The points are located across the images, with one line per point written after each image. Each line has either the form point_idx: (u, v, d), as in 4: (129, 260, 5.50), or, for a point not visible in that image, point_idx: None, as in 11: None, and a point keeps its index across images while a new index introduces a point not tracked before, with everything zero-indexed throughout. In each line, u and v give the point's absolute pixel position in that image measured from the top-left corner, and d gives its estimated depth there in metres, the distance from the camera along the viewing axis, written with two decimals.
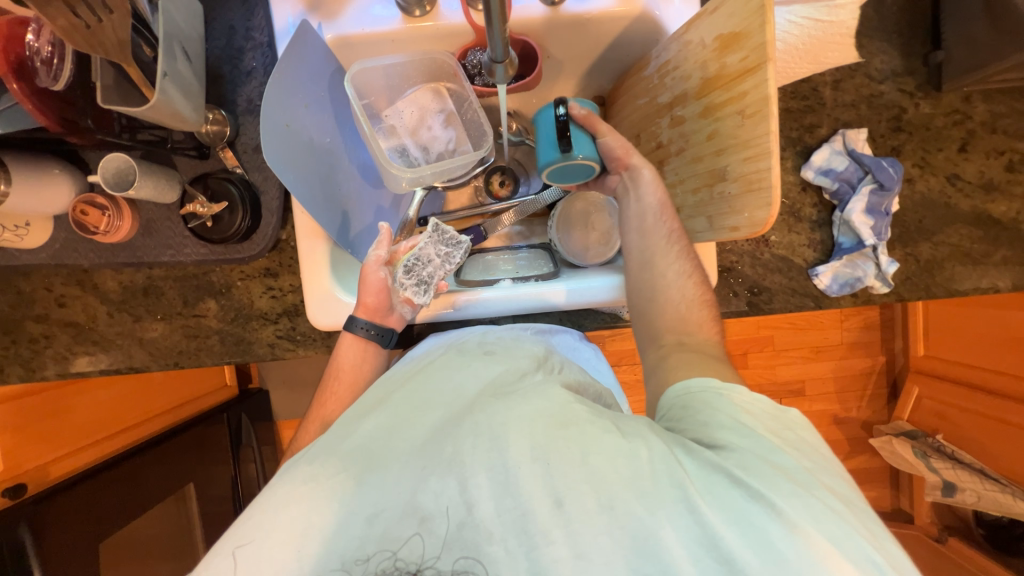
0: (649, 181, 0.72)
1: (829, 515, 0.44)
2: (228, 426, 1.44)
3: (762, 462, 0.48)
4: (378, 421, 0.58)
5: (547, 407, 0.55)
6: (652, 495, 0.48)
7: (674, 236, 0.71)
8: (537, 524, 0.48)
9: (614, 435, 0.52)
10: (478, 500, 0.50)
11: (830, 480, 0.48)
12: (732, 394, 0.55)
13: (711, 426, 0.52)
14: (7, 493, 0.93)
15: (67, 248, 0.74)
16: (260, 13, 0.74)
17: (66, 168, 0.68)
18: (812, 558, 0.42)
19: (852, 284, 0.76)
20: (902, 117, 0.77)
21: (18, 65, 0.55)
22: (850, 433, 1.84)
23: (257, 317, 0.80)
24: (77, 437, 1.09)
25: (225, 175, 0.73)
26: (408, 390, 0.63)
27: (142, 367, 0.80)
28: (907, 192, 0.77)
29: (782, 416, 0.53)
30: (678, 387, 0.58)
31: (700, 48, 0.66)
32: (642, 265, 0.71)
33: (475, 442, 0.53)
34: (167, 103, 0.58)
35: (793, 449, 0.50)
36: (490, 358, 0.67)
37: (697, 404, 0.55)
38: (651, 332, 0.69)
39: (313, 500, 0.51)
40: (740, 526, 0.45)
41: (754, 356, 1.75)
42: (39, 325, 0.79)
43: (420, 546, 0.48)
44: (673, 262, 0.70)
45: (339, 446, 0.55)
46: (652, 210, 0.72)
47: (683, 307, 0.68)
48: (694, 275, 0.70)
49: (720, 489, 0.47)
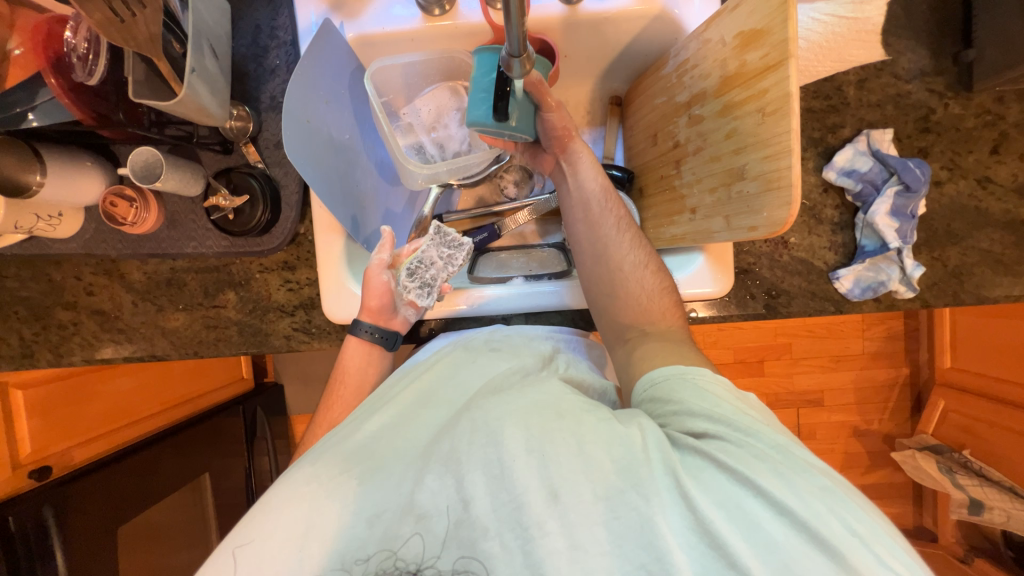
0: (590, 172, 0.74)
1: (813, 493, 0.45)
2: (243, 419, 1.47)
3: (746, 447, 0.49)
4: (381, 421, 0.58)
5: (543, 400, 0.56)
6: (644, 482, 0.48)
7: (622, 223, 0.73)
8: (531, 517, 0.48)
9: (609, 420, 0.53)
10: (474, 497, 0.49)
11: (806, 455, 0.50)
12: (694, 377, 0.57)
13: (683, 416, 0.53)
14: (33, 476, 0.97)
15: (97, 239, 0.77)
16: (284, 13, 0.76)
17: (97, 161, 0.71)
18: (796, 537, 0.44)
19: (874, 288, 0.74)
20: (930, 118, 0.75)
21: (55, 62, 0.59)
22: (871, 446, 1.78)
23: (274, 309, 0.81)
24: (100, 424, 1.12)
25: (248, 170, 0.75)
26: (411, 389, 0.62)
27: (163, 356, 0.83)
28: (935, 195, 0.75)
29: (741, 399, 0.56)
30: (644, 381, 0.60)
31: (720, 46, 0.65)
32: (597, 258, 0.72)
33: (471, 438, 0.53)
34: (194, 97, 0.59)
35: (768, 428, 0.51)
36: (496, 354, 0.67)
37: (662, 395, 0.57)
38: (616, 327, 0.70)
39: (314, 498, 0.51)
40: (731, 516, 0.46)
41: (771, 364, 1.72)
42: (68, 313, 0.82)
43: (419, 545, 0.48)
44: (628, 251, 0.71)
45: (338, 448, 0.55)
46: (594, 197, 0.74)
47: (642, 298, 0.69)
48: (651, 264, 0.71)
49: (708, 477, 0.48)
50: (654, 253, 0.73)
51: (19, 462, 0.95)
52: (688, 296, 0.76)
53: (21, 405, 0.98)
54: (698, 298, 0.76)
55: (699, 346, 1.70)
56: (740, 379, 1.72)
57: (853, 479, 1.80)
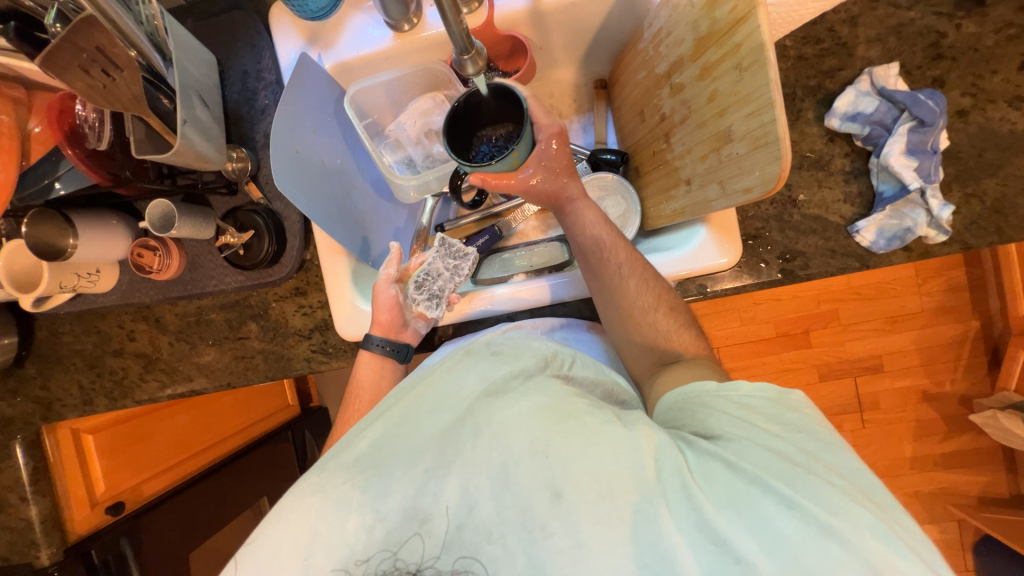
0: (588, 220, 0.74)
1: (832, 491, 0.45)
2: (294, 443, 1.52)
3: (763, 450, 0.48)
4: (383, 427, 0.58)
5: (547, 402, 0.56)
6: (651, 489, 0.48)
7: (624, 268, 0.70)
8: (536, 518, 0.49)
9: (611, 423, 0.53)
10: (478, 502, 0.52)
11: (833, 458, 0.48)
12: (730, 392, 0.56)
13: (709, 423, 0.53)
14: (109, 512, 1.06)
15: (133, 288, 0.84)
16: (267, 54, 0.80)
17: (121, 218, 0.78)
18: (808, 529, 0.43)
19: (902, 237, 0.67)
20: (941, 43, 0.68)
21: (70, 133, 0.65)
22: (946, 410, 1.63)
23: (293, 334, 0.85)
24: (158, 462, 1.19)
25: (251, 207, 0.79)
26: (412, 394, 0.61)
27: (201, 389, 0.89)
28: (959, 126, 0.68)
29: (782, 400, 0.54)
30: (677, 392, 0.60)
31: (689, 9, 0.63)
32: (608, 308, 0.71)
33: (475, 443, 0.54)
34: (189, 146, 0.64)
35: (794, 434, 0.50)
36: (495, 359, 0.64)
37: (693, 406, 0.57)
38: (640, 364, 0.70)
39: (320, 508, 0.52)
40: (736, 509, 0.46)
41: (817, 333, 1.61)
42: (117, 359, 0.90)
43: (420, 546, 0.51)
44: (636, 295, 0.69)
45: (343, 457, 0.57)
46: (589, 249, 0.73)
47: (658, 338, 0.69)
48: (664, 304, 0.69)
49: (720, 477, 0.48)
50: (666, 288, 0.71)
51: (96, 498, 1.05)
52: (698, 271, 0.72)
53: (93, 447, 1.06)
54: (709, 271, 0.72)
55: (736, 322, 1.62)
56: (785, 353, 1.62)
57: (929, 449, 1.64)
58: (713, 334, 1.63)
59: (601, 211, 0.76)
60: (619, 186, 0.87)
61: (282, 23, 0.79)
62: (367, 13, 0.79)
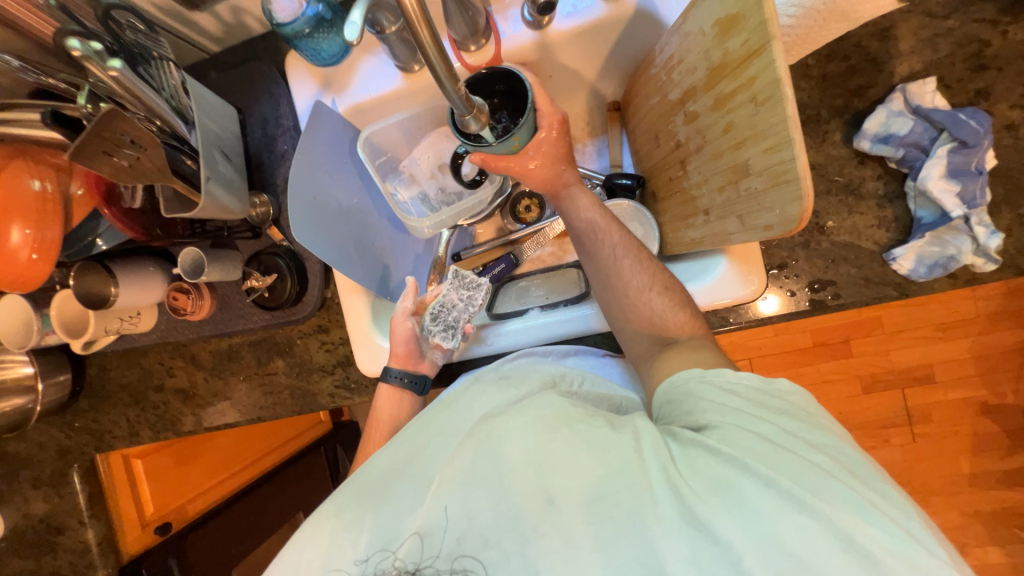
0: (582, 203, 0.72)
1: (809, 470, 0.43)
2: (326, 459, 1.54)
3: (742, 432, 0.47)
4: (395, 449, 0.61)
5: (544, 414, 0.54)
6: (636, 480, 0.47)
7: (619, 249, 0.69)
8: (528, 521, 0.48)
9: (602, 427, 0.52)
10: (475, 511, 0.50)
11: (816, 437, 0.47)
12: (716, 378, 0.54)
13: (696, 412, 0.51)
14: (158, 531, 1.15)
15: (170, 328, 0.89)
16: (285, 102, 0.82)
17: (159, 264, 0.83)
18: (785, 508, 0.42)
19: (944, 264, 0.63)
20: (984, 52, 0.63)
21: (108, 193, 0.69)
22: (1008, 424, 1.50)
23: (317, 370, 0.88)
24: (202, 482, 1.28)
25: (274, 250, 0.82)
26: (421, 420, 0.64)
27: (235, 422, 0.93)
28: (1008, 141, 0.62)
29: (770, 388, 0.52)
30: (665, 385, 0.58)
31: (700, 37, 0.61)
32: (604, 289, 0.70)
33: (473, 461, 0.52)
34: (213, 202, 0.67)
35: (780, 415, 0.48)
36: (504, 383, 0.64)
37: (680, 395, 0.55)
38: (637, 346, 0.67)
39: (335, 532, 0.54)
40: (716, 491, 0.44)
41: (859, 343, 1.52)
42: (158, 394, 0.96)
43: (418, 546, 0.50)
44: (630, 275, 0.68)
45: (355, 484, 0.59)
46: (585, 231, 0.71)
47: (654, 318, 0.65)
48: (659, 283, 0.67)
49: (701, 464, 0.46)
50: (661, 269, 0.69)
51: (146, 520, 1.14)
52: (719, 304, 0.70)
53: (142, 471, 1.14)
54: (730, 304, 0.69)
55: (769, 334, 1.55)
56: (823, 364, 1.54)
57: (991, 466, 1.52)
58: (744, 346, 1.56)
59: (595, 195, 0.75)
60: (636, 213, 0.84)
61: (297, 71, 0.81)
62: (378, 56, 0.80)
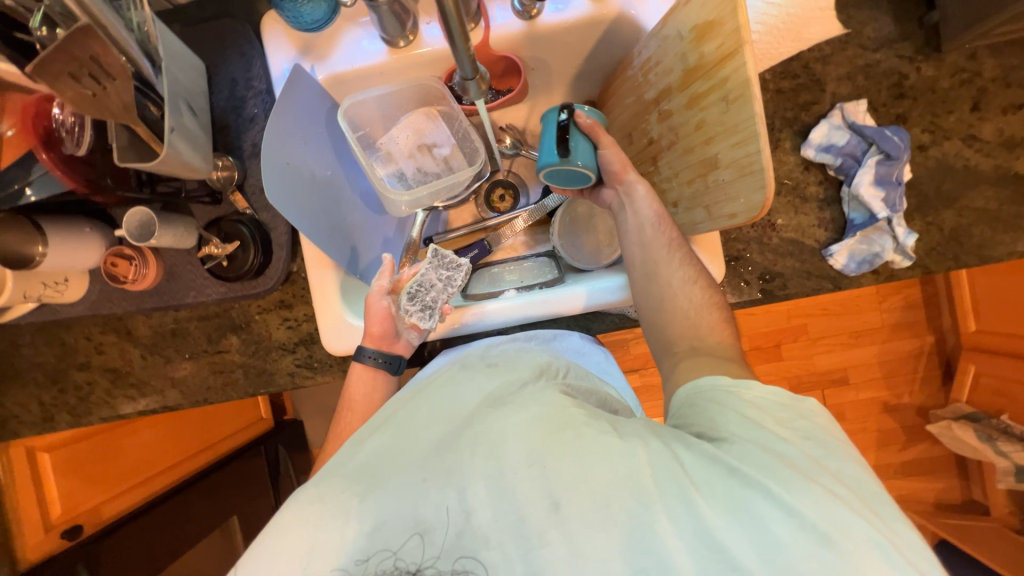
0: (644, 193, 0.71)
1: (832, 500, 0.44)
2: (266, 460, 1.42)
3: (763, 453, 0.47)
4: (381, 439, 0.58)
5: (546, 413, 0.55)
6: (648, 493, 0.47)
7: (674, 243, 0.68)
8: (533, 527, 0.48)
9: (606, 433, 0.52)
10: (475, 507, 0.50)
11: (839, 468, 0.47)
12: (742, 391, 0.53)
13: (720, 421, 0.51)
14: (64, 536, 1.00)
15: (103, 299, 0.80)
16: (258, 64, 0.78)
17: (96, 225, 0.74)
18: (804, 538, 0.42)
19: (870, 261, 0.72)
20: (903, 83, 0.74)
21: (46, 137, 0.63)
22: (906, 421, 1.72)
23: (276, 348, 0.83)
24: (124, 479, 1.13)
25: (236, 217, 0.77)
26: (410, 406, 0.63)
27: (175, 405, 0.85)
28: (920, 160, 0.74)
29: (795, 406, 0.52)
30: (688, 386, 0.57)
31: (677, 40, 0.66)
32: (648, 276, 0.68)
33: (473, 452, 0.53)
34: (176, 155, 0.62)
35: (800, 440, 0.49)
36: (491, 370, 0.66)
37: (705, 403, 0.54)
38: (661, 339, 0.66)
39: (318, 518, 0.51)
40: (732, 511, 0.45)
41: (788, 348, 1.68)
42: (82, 373, 0.85)
43: (419, 547, 0.49)
44: (678, 268, 0.67)
45: (341, 467, 0.56)
46: (647, 219, 0.69)
47: (691, 313, 0.65)
48: (701, 281, 0.67)
49: (719, 483, 0.47)
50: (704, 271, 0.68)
51: (50, 522, 0.99)
52: None
53: (50, 466, 1.01)
54: None
55: None
56: (758, 366, 1.68)
57: (891, 458, 1.73)
58: None
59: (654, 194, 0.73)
60: None
61: (274, 32, 0.78)
62: (363, 28, 0.79)
